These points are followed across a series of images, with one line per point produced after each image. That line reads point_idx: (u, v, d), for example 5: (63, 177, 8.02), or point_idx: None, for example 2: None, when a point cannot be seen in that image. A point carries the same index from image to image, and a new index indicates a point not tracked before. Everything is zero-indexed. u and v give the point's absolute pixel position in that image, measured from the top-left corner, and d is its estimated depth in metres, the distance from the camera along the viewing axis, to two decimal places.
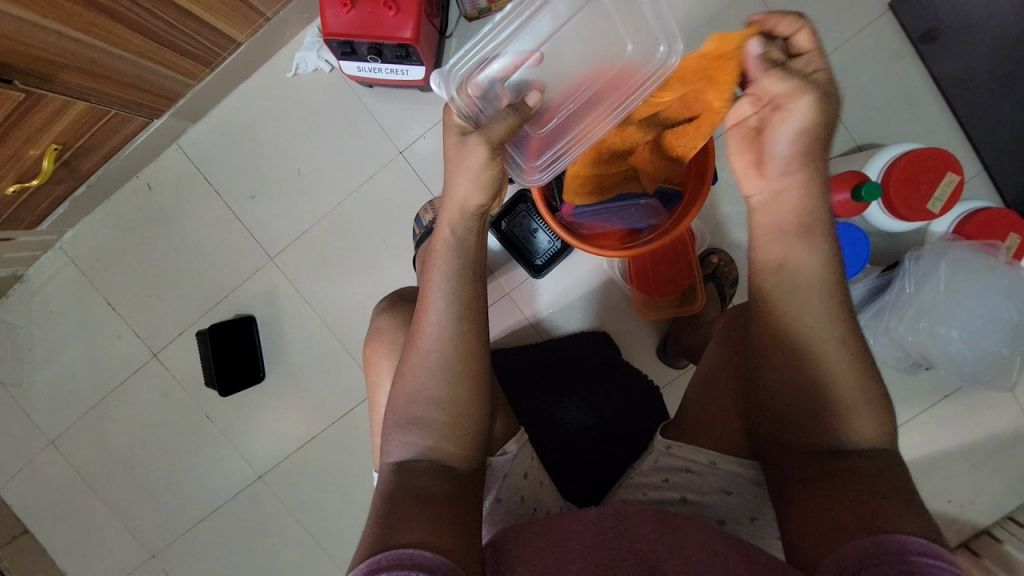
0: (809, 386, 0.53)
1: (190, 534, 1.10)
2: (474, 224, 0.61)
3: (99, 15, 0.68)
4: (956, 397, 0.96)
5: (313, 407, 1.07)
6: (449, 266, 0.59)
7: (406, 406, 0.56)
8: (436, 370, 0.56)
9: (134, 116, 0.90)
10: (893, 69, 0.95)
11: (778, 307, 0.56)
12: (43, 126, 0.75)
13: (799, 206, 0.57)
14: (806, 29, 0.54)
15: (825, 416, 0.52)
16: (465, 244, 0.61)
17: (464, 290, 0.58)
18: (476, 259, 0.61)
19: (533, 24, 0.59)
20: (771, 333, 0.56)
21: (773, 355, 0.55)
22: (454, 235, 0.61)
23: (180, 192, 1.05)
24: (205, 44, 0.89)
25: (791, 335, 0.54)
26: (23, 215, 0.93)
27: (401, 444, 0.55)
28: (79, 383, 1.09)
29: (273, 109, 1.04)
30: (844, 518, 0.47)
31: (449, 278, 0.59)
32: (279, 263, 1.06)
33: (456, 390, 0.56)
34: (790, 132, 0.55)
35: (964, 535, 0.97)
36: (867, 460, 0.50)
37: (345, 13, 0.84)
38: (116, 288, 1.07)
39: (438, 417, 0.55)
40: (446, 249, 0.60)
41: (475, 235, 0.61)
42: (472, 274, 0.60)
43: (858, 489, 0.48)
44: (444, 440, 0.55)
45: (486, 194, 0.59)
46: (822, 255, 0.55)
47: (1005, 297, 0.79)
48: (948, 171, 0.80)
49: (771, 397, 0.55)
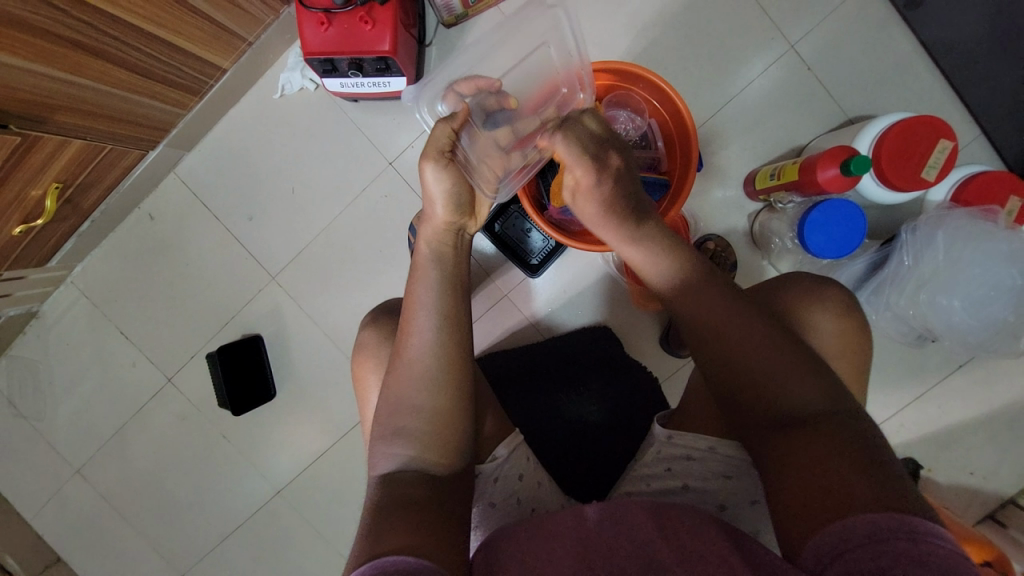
0: (786, 362, 0.53)
1: (215, 552, 1.13)
2: (451, 240, 0.66)
3: (85, 55, 0.71)
4: (969, 368, 0.94)
5: (325, 419, 1.09)
6: (432, 279, 0.62)
7: (391, 417, 0.57)
8: (419, 378, 0.57)
9: (130, 150, 0.92)
10: (879, 40, 0.94)
11: (692, 291, 0.61)
12: (41, 166, 0.77)
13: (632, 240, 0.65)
14: (560, 145, 0.64)
15: (798, 381, 0.53)
16: (444, 257, 0.65)
17: (446, 301, 0.61)
18: (456, 270, 0.64)
19: (485, 56, 0.71)
20: (687, 305, 0.60)
21: (689, 329, 0.60)
22: (434, 249, 0.65)
23: (181, 219, 1.08)
24: (191, 73, 0.91)
25: (689, 300, 0.60)
26: (32, 253, 0.96)
27: (385, 455, 0.56)
28: (99, 412, 1.12)
29: (264, 131, 1.05)
30: (829, 499, 0.46)
31: (431, 289, 0.61)
32: (281, 282, 1.08)
33: (437, 398, 0.57)
34: (582, 217, 0.68)
35: (989, 508, 0.94)
36: (853, 433, 0.49)
37: (324, 31, 0.85)
38: (126, 317, 1.10)
39: (421, 426, 0.56)
40: (427, 262, 0.64)
41: (452, 249, 0.65)
42: (454, 287, 0.62)
43: (836, 459, 0.48)
44: (428, 449, 0.55)
45: (454, 209, 0.65)
46: (659, 259, 0.64)
47: (1005, 263, 0.77)
48: (941, 138, 0.78)
49: (739, 367, 0.55)
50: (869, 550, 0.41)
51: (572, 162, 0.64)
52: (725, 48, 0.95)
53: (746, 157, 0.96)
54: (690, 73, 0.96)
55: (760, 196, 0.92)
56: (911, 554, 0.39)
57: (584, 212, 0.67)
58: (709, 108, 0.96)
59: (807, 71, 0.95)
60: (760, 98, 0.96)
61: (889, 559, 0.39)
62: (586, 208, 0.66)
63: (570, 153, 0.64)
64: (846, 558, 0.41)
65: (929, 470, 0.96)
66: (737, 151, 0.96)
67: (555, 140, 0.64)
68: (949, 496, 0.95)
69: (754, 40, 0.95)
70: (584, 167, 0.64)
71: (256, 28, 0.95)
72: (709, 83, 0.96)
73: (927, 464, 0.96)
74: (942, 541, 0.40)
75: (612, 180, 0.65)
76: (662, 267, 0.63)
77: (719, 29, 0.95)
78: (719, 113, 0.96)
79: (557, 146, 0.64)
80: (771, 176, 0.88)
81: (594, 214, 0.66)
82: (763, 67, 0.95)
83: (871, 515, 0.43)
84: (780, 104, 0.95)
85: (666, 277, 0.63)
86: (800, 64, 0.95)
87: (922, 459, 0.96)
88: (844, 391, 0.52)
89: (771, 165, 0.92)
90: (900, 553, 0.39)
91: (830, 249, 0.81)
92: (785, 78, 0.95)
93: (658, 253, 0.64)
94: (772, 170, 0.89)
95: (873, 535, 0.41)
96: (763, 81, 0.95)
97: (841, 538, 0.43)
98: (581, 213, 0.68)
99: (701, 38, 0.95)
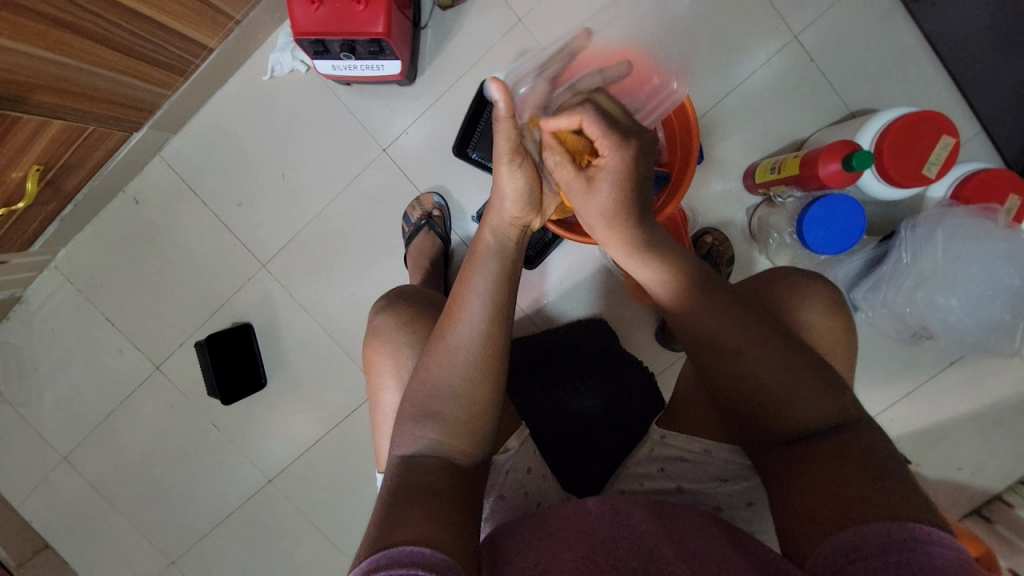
0: (808, 374, 0.52)
1: (206, 540, 1.13)
2: (514, 234, 0.62)
3: (65, 31, 0.67)
4: (961, 365, 0.94)
5: (316, 409, 1.08)
6: (490, 270, 0.59)
7: (424, 399, 0.55)
8: (460, 366, 0.56)
9: (115, 131, 0.89)
10: (883, 31, 0.92)
11: (700, 301, 0.56)
12: (21, 147, 0.74)
13: (642, 250, 0.59)
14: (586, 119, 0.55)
15: (819, 394, 0.51)
16: (505, 251, 0.61)
17: (501, 293, 0.58)
18: (514, 263, 0.61)
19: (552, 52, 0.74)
20: (700, 316, 0.56)
21: (699, 346, 0.57)
22: (496, 240, 0.61)
23: (168, 204, 1.05)
24: (176, 52, 0.87)
25: (693, 313, 0.57)
26: (13, 237, 0.93)
27: (412, 437, 0.55)
28: (86, 399, 1.11)
29: (254, 113, 1.02)
30: (842, 508, 0.45)
31: (488, 280, 0.58)
32: (272, 270, 1.06)
33: (475, 388, 0.56)
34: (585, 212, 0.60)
35: (975, 502, 0.96)
36: (871, 441, 0.49)
37: (314, 10, 0.82)
38: (113, 304, 1.08)
39: (455, 413, 0.55)
40: (487, 252, 0.60)
41: (515, 246, 0.62)
42: (511, 279, 0.60)
43: (869, 465, 0.47)
44: (455, 434, 0.55)
45: (524, 206, 0.61)
46: (672, 276, 0.58)
47: (1005, 262, 0.77)
48: (943, 135, 0.77)
49: (759, 379, 0.53)
50: (881, 561, 0.40)
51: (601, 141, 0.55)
52: (728, 36, 0.93)
53: (746, 149, 0.95)
54: (691, 62, 0.94)
55: (760, 189, 0.91)
56: (922, 566, 0.38)
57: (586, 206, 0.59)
58: (709, 99, 0.95)
59: (810, 63, 0.93)
60: (762, 90, 0.94)
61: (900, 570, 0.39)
62: (596, 199, 0.58)
63: (601, 129, 0.54)
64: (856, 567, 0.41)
65: (918, 464, 0.97)
66: (737, 143, 0.95)
67: (583, 114, 0.54)
68: (937, 490, 0.97)
69: (757, 29, 0.93)
70: (613, 145, 0.55)
71: (243, 6, 0.91)
72: (710, 73, 0.94)
73: (915, 459, 0.97)
74: (947, 548, 0.39)
75: (636, 165, 0.56)
76: (677, 279, 0.58)
77: (721, 17, 0.93)
78: (719, 105, 0.94)
79: (581, 120, 0.54)
80: (771, 169, 0.87)
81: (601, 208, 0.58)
82: (765, 57, 0.93)
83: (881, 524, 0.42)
84: (782, 96, 0.94)
85: (678, 289, 0.58)
86: (803, 54, 0.93)
87: (911, 454, 0.97)
88: (854, 399, 0.52)
89: (772, 159, 0.91)
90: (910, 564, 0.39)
91: (828, 245, 0.80)
92: (787, 70, 0.93)
93: (663, 265, 0.59)
94: (773, 163, 0.88)
95: (884, 545, 0.41)
96: (765, 72, 0.94)
97: (852, 546, 0.42)
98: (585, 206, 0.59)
99: (704, 25, 0.93)
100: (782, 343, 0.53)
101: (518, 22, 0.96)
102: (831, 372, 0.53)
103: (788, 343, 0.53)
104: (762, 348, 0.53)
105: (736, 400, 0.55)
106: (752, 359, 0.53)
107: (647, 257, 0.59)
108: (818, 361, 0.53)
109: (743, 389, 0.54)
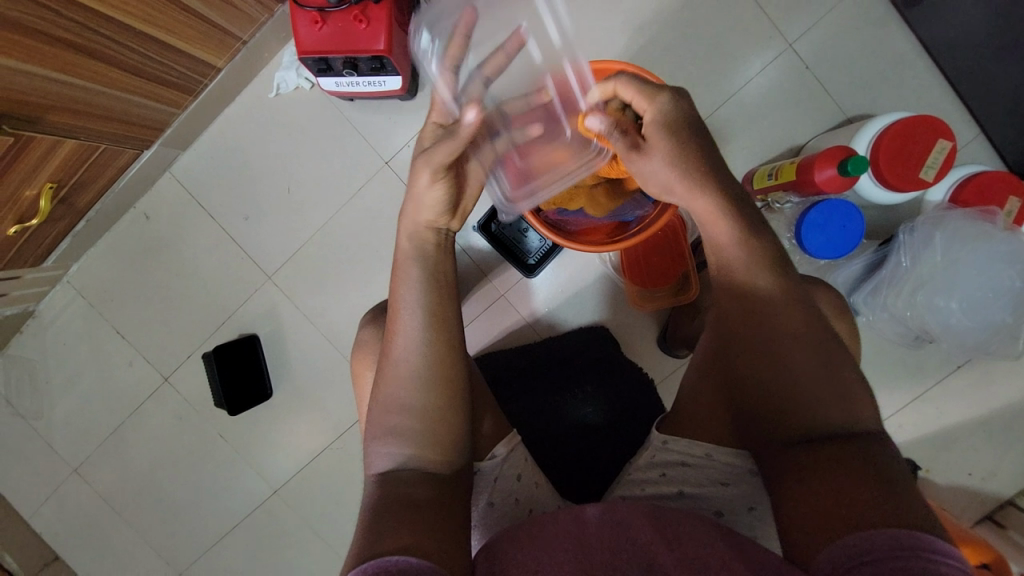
0: (821, 384, 0.51)
1: (212, 551, 1.13)
2: (435, 238, 0.63)
3: (76, 54, 0.70)
4: (968, 369, 0.93)
5: (321, 419, 1.09)
6: (414, 277, 0.60)
7: (382, 415, 0.56)
8: (409, 380, 0.56)
9: (125, 149, 0.92)
10: (878, 38, 0.93)
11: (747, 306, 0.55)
12: (35, 166, 0.76)
13: (727, 214, 0.57)
14: (618, 84, 0.62)
15: (834, 401, 0.51)
16: (428, 255, 0.62)
17: (432, 301, 0.59)
18: (441, 267, 0.62)
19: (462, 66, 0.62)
20: (767, 318, 0.54)
21: (752, 354, 0.55)
22: (414, 246, 0.62)
23: (177, 219, 1.08)
24: (185, 72, 0.90)
25: (753, 284, 0.55)
26: (27, 253, 0.96)
27: (380, 453, 0.56)
28: (96, 411, 1.12)
29: (260, 129, 1.05)
30: (845, 513, 0.45)
31: (414, 289, 0.59)
32: (277, 282, 1.07)
33: (428, 397, 0.56)
34: (655, 174, 0.61)
35: (987, 509, 0.94)
36: (875, 450, 0.48)
37: (318, 29, 0.84)
38: (123, 317, 1.10)
39: (416, 424, 0.55)
40: (409, 261, 0.61)
41: (435, 248, 0.62)
42: (439, 284, 0.60)
43: (850, 476, 0.47)
44: (424, 447, 0.55)
45: (441, 211, 0.62)
46: (751, 252, 0.56)
47: (1004, 265, 0.77)
48: (939, 139, 0.77)
49: (786, 387, 0.52)
50: (888, 565, 0.41)
51: (637, 98, 0.61)
52: (723, 46, 0.95)
53: (743, 157, 0.96)
54: (688, 71, 0.95)
55: (757, 196, 0.92)
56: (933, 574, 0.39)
57: (653, 164, 0.60)
58: (706, 108, 0.96)
59: (805, 70, 0.94)
60: (759, 98, 0.95)
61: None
62: (658, 152, 0.59)
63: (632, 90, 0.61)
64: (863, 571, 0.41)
65: (927, 471, 0.95)
66: (735, 150, 0.96)
67: (614, 81, 0.62)
68: (948, 496, 0.95)
69: (752, 39, 0.94)
70: (647, 99, 0.60)
71: (250, 27, 0.94)
72: (707, 82, 0.95)
73: (925, 465, 0.95)
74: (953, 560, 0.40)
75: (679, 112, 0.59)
76: (754, 255, 0.55)
77: (717, 27, 0.94)
78: (717, 113, 0.95)
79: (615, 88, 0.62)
80: (769, 176, 0.88)
81: (666, 159, 0.59)
82: (761, 66, 0.94)
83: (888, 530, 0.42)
84: (778, 103, 0.95)
85: (751, 273, 0.55)
86: (798, 62, 0.94)
87: (920, 460, 0.96)
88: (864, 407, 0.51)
89: (769, 165, 0.91)
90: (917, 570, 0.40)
91: (829, 250, 0.80)
92: (784, 77, 0.94)
93: (746, 252, 0.56)
94: (770, 170, 0.88)
95: (890, 551, 0.41)
96: (761, 80, 0.95)
97: (858, 550, 0.43)
98: (654, 164, 0.60)
99: (699, 36, 0.95)
100: (823, 343, 0.52)
101: None
102: (857, 380, 0.51)
103: (809, 348, 0.52)
104: (814, 348, 0.52)
105: (756, 405, 0.55)
106: (801, 366, 0.52)
107: (726, 201, 0.57)
108: (834, 370, 0.51)
109: (764, 394, 0.54)
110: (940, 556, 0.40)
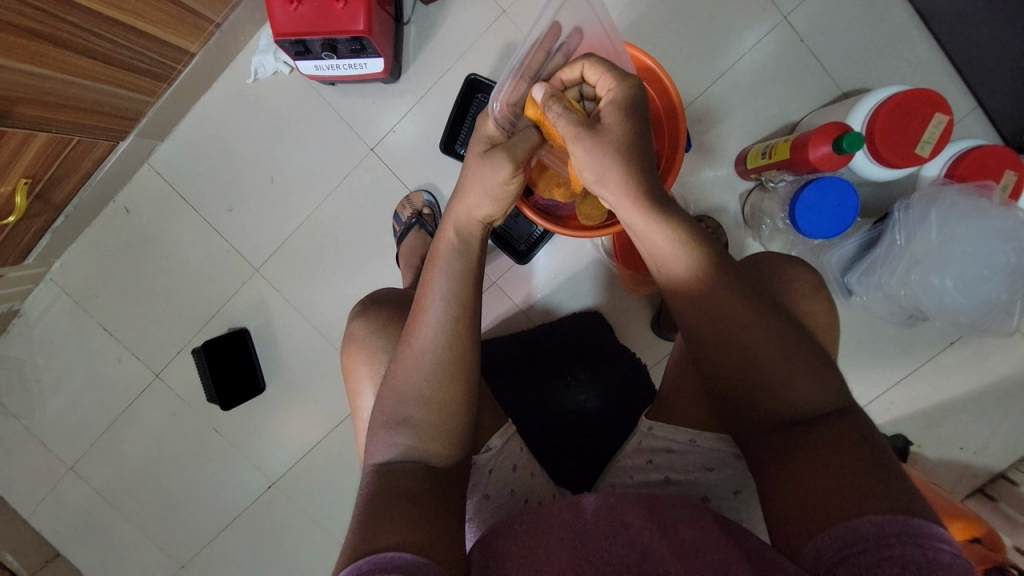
0: (805, 371, 0.50)
1: (213, 543, 1.14)
2: (478, 231, 0.60)
3: (46, 43, 0.67)
4: (961, 345, 0.93)
5: (315, 410, 1.09)
6: (453, 269, 0.58)
7: (396, 406, 0.55)
8: (426, 370, 0.55)
9: (100, 141, 0.89)
10: (873, 8, 0.90)
11: (707, 304, 0.53)
12: (8, 161, 0.74)
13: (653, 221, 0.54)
14: (587, 66, 0.59)
15: (818, 384, 0.50)
16: (469, 249, 0.59)
17: (463, 293, 0.57)
18: (479, 260, 0.60)
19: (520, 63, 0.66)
20: (732, 303, 0.52)
21: (722, 354, 0.53)
22: (461, 238, 0.59)
23: (159, 212, 1.05)
24: (158, 59, 0.87)
25: (701, 297, 0.53)
26: (7, 251, 0.93)
27: (385, 445, 0.54)
28: (88, 408, 1.11)
29: (240, 117, 1.02)
30: (839, 498, 0.45)
31: (448, 280, 0.57)
32: (265, 274, 1.05)
33: (441, 390, 0.55)
34: (595, 156, 0.54)
35: (979, 482, 0.95)
36: (858, 431, 0.48)
37: (294, 10, 0.81)
38: (110, 314, 1.08)
39: (427, 416, 0.54)
40: (449, 251, 0.59)
41: (479, 243, 0.60)
42: (472, 276, 0.58)
43: (850, 462, 0.46)
44: (432, 439, 0.54)
45: (495, 205, 0.59)
46: (693, 259, 0.53)
47: (1000, 242, 0.76)
48: (935, 112, 0.75)
49: (766, 375, 0.51)
50: (874, 555, 0.40)
51: (605, 81, 0.57)
52: (714, 20, 0.92)
53: (737, 135, 0.93)
54: (678, 47, 0.92)
55: (752, 174, 0.90)
56: (921, 558, 0.38)
57: (597, 147, 0.54)
58: (698, 85, 0.93)
59: (799, 43, 0.91)
60: (752, 74, 0.92)
61: (896, 564, 0.38)
62: (608, 136, 0.54)
63: (601, 73, 0.57)
64: (850, 562, 0.41)
65: (919, 446, 0.96)
66: (728, 129, 0.93)
67: (586, 61, 0.59)
68: (940, 471, 0.96)
69: (744, 11, 0.91)
70: (614, 83, 0.56)
71: (223, 8, 0.91)
72: (698, 58, 0.93)
73: (916, 440, 0.96)
74: (945, 544, 0.39)
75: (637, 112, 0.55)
76: (693, 260, 0.53)
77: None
78: (709, 90, 0.93)
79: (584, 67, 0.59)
80: (763, 154, 0.86)
81: (614, 146, 0.54)
82: (753, 40, 0.92)
83: (876, 517, 0.42)
84: (771, 79, 0.92)
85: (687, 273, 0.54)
86: (791, 35, 0.91)
87: (912, 436, 0.96)
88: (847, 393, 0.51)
89: (764, 143, 0.89)
90: (907, 557, 0.38)
91: (822, 230, 0.79)
92: (777, 51, 0.92)
93: (697, 258, 0.53)
94: (764, 148, 0.86)
95: (876, 539, 0.41)
96: (754, 55, 0.92)
97: (844, 542, 0.42)
98: (593, 148, 0.54)
99: (690, 10, 0.92)
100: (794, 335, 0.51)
101: (501, 14, 0.96)
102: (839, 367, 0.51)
103: (794, 335, 0.51)
104: (787, 343, 0.51)
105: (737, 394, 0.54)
106: (778, 355, 0.51)
107: (663, 209, 0.53)
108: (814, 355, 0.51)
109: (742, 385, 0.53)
110: (930, 540, 0.39)
